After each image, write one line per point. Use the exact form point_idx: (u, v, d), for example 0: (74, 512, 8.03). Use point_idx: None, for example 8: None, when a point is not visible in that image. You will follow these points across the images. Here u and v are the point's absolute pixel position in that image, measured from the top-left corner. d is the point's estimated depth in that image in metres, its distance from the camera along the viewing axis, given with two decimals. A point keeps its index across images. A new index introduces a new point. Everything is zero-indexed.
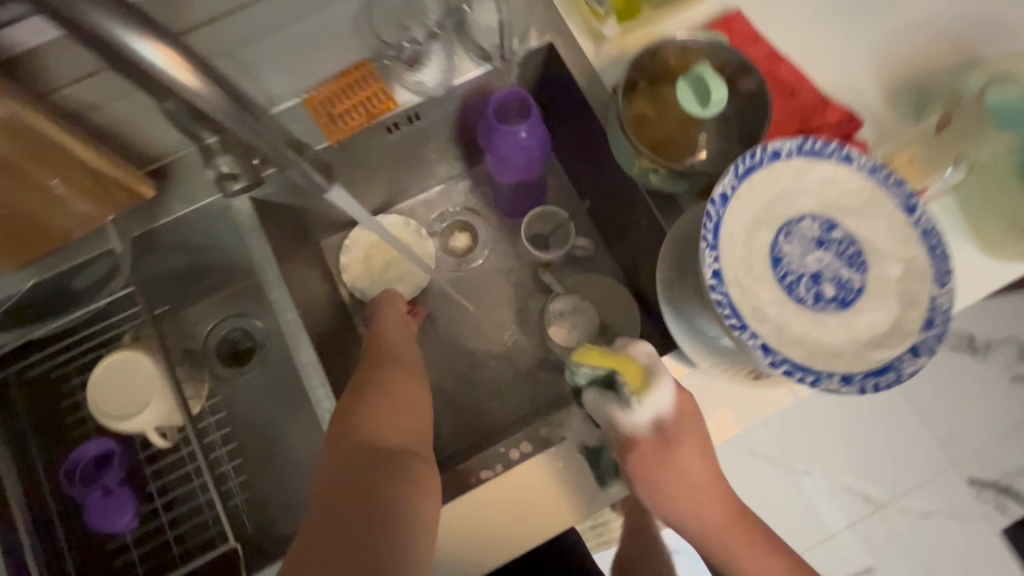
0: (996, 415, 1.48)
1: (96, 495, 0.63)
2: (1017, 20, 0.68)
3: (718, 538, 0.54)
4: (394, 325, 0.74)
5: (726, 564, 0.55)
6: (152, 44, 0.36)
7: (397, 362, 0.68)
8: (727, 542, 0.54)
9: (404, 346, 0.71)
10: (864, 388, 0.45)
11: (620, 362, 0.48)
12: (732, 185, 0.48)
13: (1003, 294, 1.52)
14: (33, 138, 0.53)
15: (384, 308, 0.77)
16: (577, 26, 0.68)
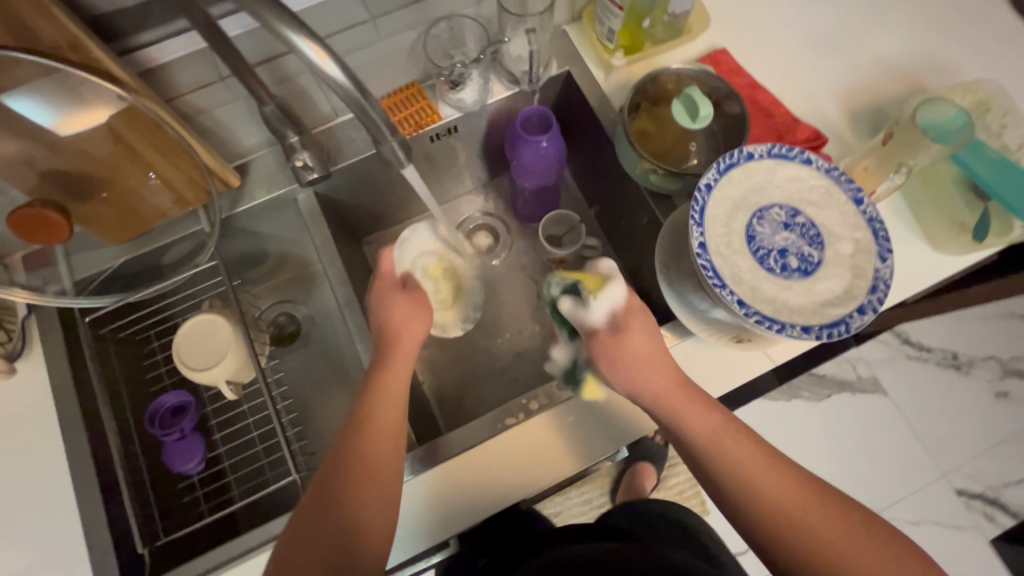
0: (980, 428, 1.55)
1: (174, 436, 0.73)
2: (955, 61, 0.82)
3: (664, 395, 0.57)
4: (399, 363, 0.67)
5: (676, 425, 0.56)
6: (307, 41, 0.42)
7: (377, 448, 0.59)
8: (671, 399, 0.57)
9: (392, 412, 0.62)
10: (820, 336, 0.56)
11: (584, 274, 0.64)
12: (715, 178, 0.61)
13: (983, 314, 1.62)
14: (153, 128, 0.66)
15: (387, 306, 0.72)
16: (591, 58, 0.83)
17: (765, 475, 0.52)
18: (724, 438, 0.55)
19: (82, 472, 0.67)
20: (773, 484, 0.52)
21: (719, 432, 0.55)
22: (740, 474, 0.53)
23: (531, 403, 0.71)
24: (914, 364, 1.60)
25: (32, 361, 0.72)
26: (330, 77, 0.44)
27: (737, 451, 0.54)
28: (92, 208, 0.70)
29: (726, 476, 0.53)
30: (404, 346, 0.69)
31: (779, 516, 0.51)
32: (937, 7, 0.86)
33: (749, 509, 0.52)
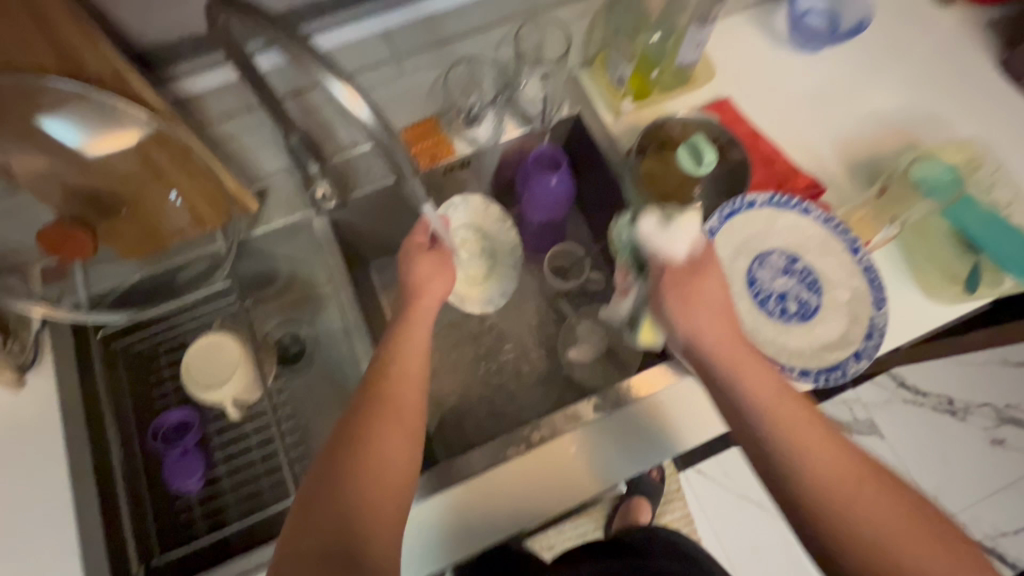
0: (978, 476, 1.55)
1: (175, 454, 0.74)
2: (948, 119, 0.87)
3: (725, 352, 0.56)
4: (412, 337, 0.66)
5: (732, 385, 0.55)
6: (342, 84, 0.44)
7: (391, 425, 0.59)
8: (734, 358, 0.55)
9: (409, 385, 0.62)
10: (818, 380, 0.58)
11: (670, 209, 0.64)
12: (717, 226, 0.64)
13: (978, 360, 1.64)
14: (178, 151, 0.67)
15: (413, 264, 0.72)
16: (601, 103, 0.87)
17: (816, 439, 0.52)
18: (783, 407, 0.53)
19: (81, 487, 0.67)
20: (806, 434, 0.52)
21: (779, 398, 0.54)
22: (793, 435, 0.52)
23: (536, 433, 0.72)
24: (912, 408, 1.61)
25: (42, 373, 0.73)
26: (358, 117, 0.45)
27: (783, 410, 0.53)
28: (113, 226, 0.72)
29: (779, 438, 0.52)
30: (425, 302, 0.69)
31: (811, 461, 0.51)
32: (931, 68, 0.91)
33: (789, 460, 0.51)
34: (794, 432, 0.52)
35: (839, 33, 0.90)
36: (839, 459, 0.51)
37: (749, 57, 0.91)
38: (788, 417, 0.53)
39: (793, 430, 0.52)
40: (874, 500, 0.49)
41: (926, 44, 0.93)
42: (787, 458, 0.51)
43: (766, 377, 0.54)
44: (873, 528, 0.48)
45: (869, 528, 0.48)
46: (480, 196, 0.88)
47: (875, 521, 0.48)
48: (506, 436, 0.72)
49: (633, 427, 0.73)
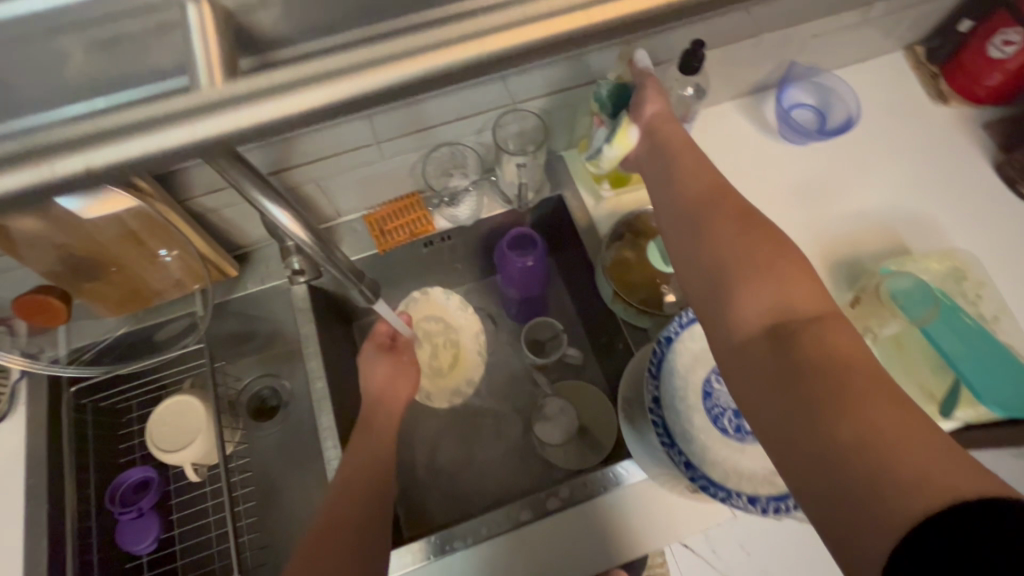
0: None
1: (131, 515, 0.75)
2: (939, 222, 0.85)
3: (688, 208, 0.58)
4: (391, 394, 0.80)
5: (692, 236, 0.56)
6: (281, 207, 0.44)
7: (376, 461, 0.71)
8: (695, 214, 0.57)
9: (374, 478, 0.69)
10: (767, 510, 0.55)
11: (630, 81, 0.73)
12: (676, 331, 0.62)
13: None
14: (163, 225, 0.71)
15: (372, 371, 0.81)
16: (583, 186, 0.88)
17: (765, 281, 0.49)
18: (737, 251, 0.52)
19: (34, 547, 0.69)
20: (719, 208, 0.56)
21: (738, 248, 0.52)
22: (734, 266, 0.51)
23: (490, 528, 0.71)
24: None
25: (15, 425, 0.75)
26: (297, 236, 0.47)
27: (697, 178, 0.61)
28: (96, 285, 0.76)
29: (725, 277, 0.51)
30: (393, 404, 0.79)
31: (752, 301, 0.49)
32: (924, 166, 0.89)
33: (723, 299, 0.51)
34: (709, 218, 0.56)
35: (827, 131, 0.90)
36: (735, 199, 0.57)
37: (737, 145, 0.91)
38: (696, 180, 0.61)
39: (694, 179, 0.61)
40: (776, 268, 0.49)
41: (920, 142, 0.91)
42: (716, 297, 0.51)
43: (688, 165, 0.63)
44: (768, 303, 0.48)
45: (761, 305, 0.48)
46: (440, 286, 0.98)
47: (773, 295, 0.48)
48: (463, 527, 0.71)
49: (595, 528, 0.71)
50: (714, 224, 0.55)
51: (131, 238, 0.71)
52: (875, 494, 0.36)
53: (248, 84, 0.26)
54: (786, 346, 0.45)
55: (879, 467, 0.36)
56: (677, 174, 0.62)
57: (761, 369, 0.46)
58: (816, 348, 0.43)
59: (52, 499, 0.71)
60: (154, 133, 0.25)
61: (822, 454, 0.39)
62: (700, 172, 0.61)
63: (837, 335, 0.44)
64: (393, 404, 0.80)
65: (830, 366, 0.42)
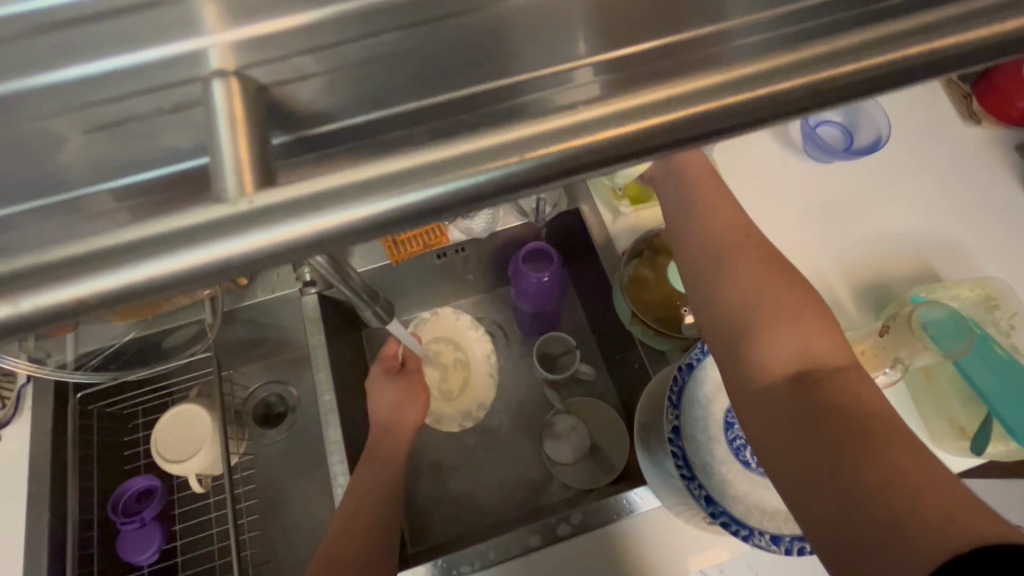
0: None
1: (133, 525, 0.73)
2: (968, 247, 0.82)
3: (714, 242, 0.57)
4: (409, 414, 0.82)
5: (716, 271, 0.56)
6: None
7: (386, 475, 0.73)
8: (722, 247, 0.57)
9: (379, 501, 0.70)
10: (790, 550, 0.52)
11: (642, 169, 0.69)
12: (698, 358, 0.61)
13: None
14: None
15: (377, 397, 0.83)
16: (601, 199, 0.84)
17: (788, 322, 0.50)
18: (761, 292, 0.52)
19: (31, 560, 0.67)
20: (743, 247, 0.56)
21: (761, 288, 0.52)
22: (759, 306, 0.51)
23: (496, 553, 0.69)
24: None
25: (16, 432, 0.74)
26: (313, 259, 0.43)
27: (721, 214, 0.60)
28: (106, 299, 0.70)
29: (750, 315, 0.51)
30: (399, 433, 0.80)
31: (774, 342, 0.49)
32: (952, 188, 0.86)
33: (746, 337, 0.50)
34: (735, 256, 0.56)
35: (854, 150, 0.87)
36: (758, 239, 0.57)
37: (759, 162, 0.89)
38: (719, 215, 0.60)
39: (718, 215, 0.60)
40: (799, 314, 0.50)
41: (949, 163, 0.88)
42: (738, 333, 0.51)
43: (712, 200, 0.61)
44: (788, 351, 0.48)
45: (781, 352, 0.48)
46: (450, 308, 0.99)
47: (793, 343, 0.48)
48: (470, 549, 0.69)
49: (610, 556, 0.68)
50: (736, 267, 0.55)
51: None
52: (895, 541, 0.35)
53: (275, 195, 0.21)
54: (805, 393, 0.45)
55: (903, 518, 0.36)
56: (701, 207, 0.61)
57: (784, 410, 0.45)
58: (836, 397, 0.43)
59: (53, 507, 0.70)
60: (170, 255, 0.20)
61: (847, 502, 0.38)
62: (726, 207, 0.60)
63: (858, 388, 0.44)
64: (407, 426, 0.81)
65: (855, 413, 0.42)
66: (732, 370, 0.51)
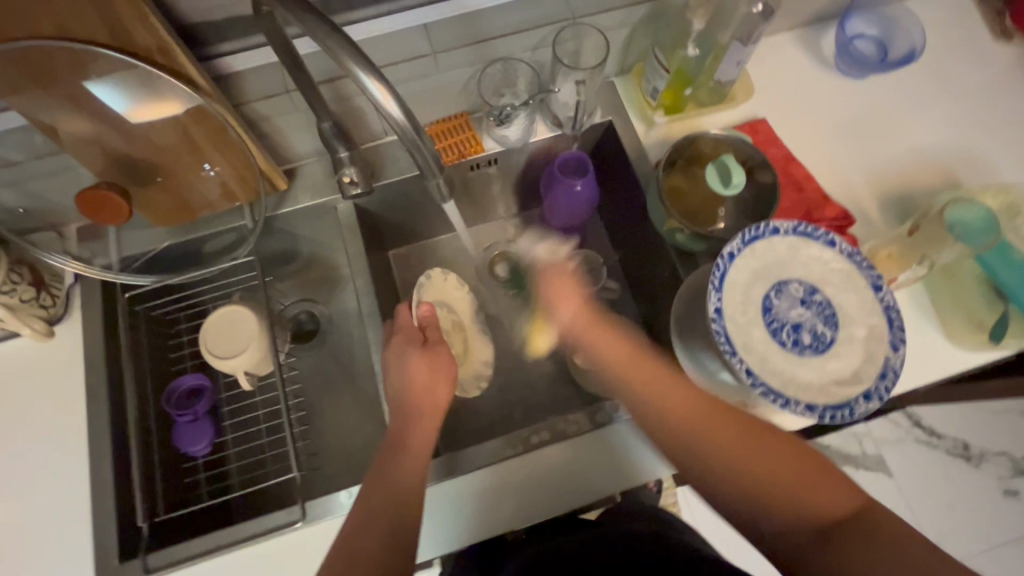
0: (998, 518, 1.42)
1: (187, 417, 0.76)
2: (994, 158, 0.84)
3: (686, 440, 0.60)
4: (439, 387, 0.71)
5: (700, 451, 0.59)
6: (373, 79, 0.43)
7: (407, 447, 0.66)
8: (692, 430, 0.60)
9: (405, 493, 0.62)
10: (824, 417, 0.58)
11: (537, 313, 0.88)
12: (738, 247, 0.63)
13: (1020, 413, 1.48)
14: (212, 121, 0.69)
15: (404, 363, 0.71)
16: (635, 113, 0.87)
17: (777, 468, 0.56)
18: (739, 445, 0.58)
19: (97, 438, 0.71)
20: (705, 423, 0.60)
21: (738, 434, 0.58)
22: (746, 458, 0.57)
23: (514, 448, 0.72)
24: (940, 454, 1.45)
25: (69, 330, 0.77)
26: (389, 114, 0.45)
27: (663, 389, 0.63)
28: (148, 192, 0.75)
29: (746, 475, 0.56)
30: (429, 415, 0.69)
31: (777, 484, 0.55)
32: (979, 104, 0.87)
33: (750, 491, 0.56)
34: (703, 422, 0.60)
35: (888, 62, 0.87)
36: (706, 396, 0.62)
37: (792, 77, 0.89)
38: (666, 391, 0.63)
39: (668, 397, 0.63)
40: (781, 455, 0.57)
41: (978, 80, 0.89)
42: (741, 482, 0.56)
43: (630, 365, 0.67)
44: (796, 508, 0.54)
45: (790, 511, 0.54)
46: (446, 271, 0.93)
47: (800, 502, 0.54)
48: (481, 449, 0.73)
49: (615, 450, 0.73)
50: (708, 447, 0.59)
51: (180, 130, 0.69)
52: None
53: None
54: (842, 550, 0.50)
55: None
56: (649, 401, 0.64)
57: (810, 545, 0.52)
58: (874, 547, 0.50)
59: (111, 396, 0.74)
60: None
61: None
62: (667, 389, 0.63)
63: (847, 499, 0.54)
64: (439, 404, 0.70)
65: (863, 528, 0.51)
66: (747, 521, 0.56)
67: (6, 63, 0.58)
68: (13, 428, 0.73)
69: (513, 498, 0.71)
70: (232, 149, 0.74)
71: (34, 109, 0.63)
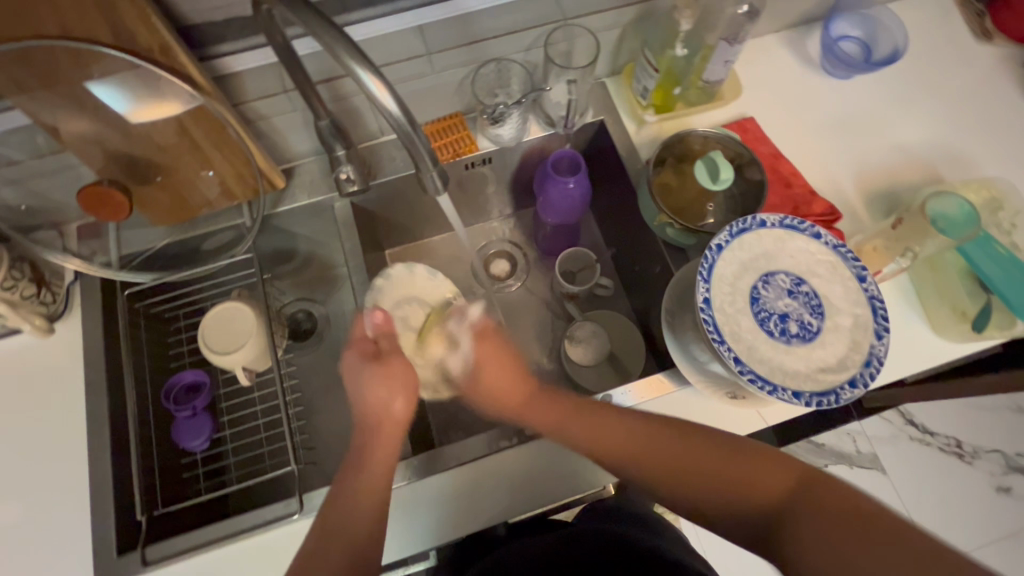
0: (992, 514, 1.43)
1: (186, 413, 0.77)
2: (975, 154, 0.86)
3: (616, 457, 0.62)
4: (399, 400, 0.65)
5: (637, 471, 0.61)
6: (370, 75, 0.44)
7: (378, 459, 0.63)
8: (621, 452, 0.61)
9: (366, 515, 0.59)
10: (810, 403, 0.59)
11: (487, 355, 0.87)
12: (726, 240, 0.64)
13: (1010, 409, 1.50)
14: (211, 120, 0.71)
15: (359, 379, 0.66)
16: (626, 112, 0.88)
17: (711, 467, 0.58)
18: (668, 457, 0.60)
19: (96, 432, 0.72)
20: (644, 455, 0.61)
21: (666, 448, 0.60)
22: (678, 467, 0.59)
23: (509, 439, 0.73)
24: (933, 451, 1.46)
25: (69, 326, 0.78)
26: (384, 108, 0.46)
27: (589, 423, 0.64)
28: (149, 192, 0.76)
29: (688, 484, 0.59)
30: (388, 431, 0.65)
31: (721, 484, 0.58)
32: (961, 102, 0.90)
33: (702, 498, 0.58)
34: (628, 445, 0.62)
35: (872, 62, 0.90)
36: (640, 424, 0.63)
37: (779, 78, 0.91)
38: (596, 430, 0.64)
39: (603, 438, 0.63)
40: (711, 455, 0.59)
41: (960, 80, 0.91)
42: (690, 491, 0.58)
43: (552, 411, 0.67)
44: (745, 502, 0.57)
45: (742, 506, 0.57)
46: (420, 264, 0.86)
47: (744, 497, 0.57)
48: (473, 442, 0.73)
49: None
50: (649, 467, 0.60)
51: (180, 130, 0.71)
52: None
53: None
54: (796, 536, 0.53)
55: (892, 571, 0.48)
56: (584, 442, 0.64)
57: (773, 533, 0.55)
58: (816, 516, 0.53)
59: (111, 391, 0.75)
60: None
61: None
62: (598, 429, 0.63)
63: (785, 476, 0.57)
64: (400, 417, 0.65)
65: (810, 502, 0.54)
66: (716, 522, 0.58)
67: (8, 63, 0.59)
68: (14, 422, 0.73)
69: (500, 497, 0.71)
70: (231, 148, 0.75)
71: (36, 109, 0.65)
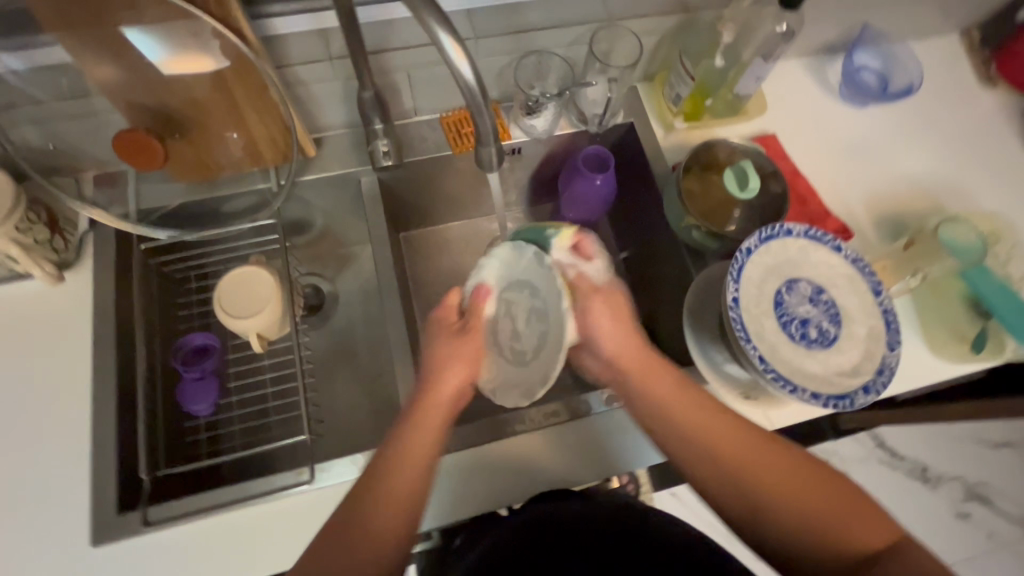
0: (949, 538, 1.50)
1: (193, 374, 0.75)
2: (975, 189, 0.91)
3: (710, 452, 0.60)
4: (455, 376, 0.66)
5: (732, 470, 0.59)
6: (451, 39, 0.45)
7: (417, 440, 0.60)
8: (728, 458, 0.60)
9: (408, 491, 0.57)
10: (828, 405, 0.61)
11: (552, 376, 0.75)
12: (755, 244, 0.67)
13: (972, 441, 1.58)
14: (252, 78, 0.69)
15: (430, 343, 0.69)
16: (655, 117, 0.91)
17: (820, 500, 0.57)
18: (771, 470, 0.59)
19: (101, 388, 0.69)
20: (746, 452, 0.59)
21: (769, 462, 0.59)
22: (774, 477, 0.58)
23: (522, 422, 0.74)
24: (900, 474, 1.53)
25: (78, 276, 0.75)
26: (460, 74, 0.46)
27: (705, 423, 0.62)
28: (177, 147, 0.75)
29: (790, 507, 0.57)
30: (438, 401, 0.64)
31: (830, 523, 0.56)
32: (965, 140, 0.95)
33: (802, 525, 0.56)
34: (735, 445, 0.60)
35: (889, 93, 0.95)
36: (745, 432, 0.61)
37: (801, 100, 0.96)
38: (709, 425, 0.61)
39: (714, 434, 0.61)
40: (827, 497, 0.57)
41: (965, 120, 0.97)
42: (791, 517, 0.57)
43: (667, 398, 0.64)
44: (838, 542, 0.56)
45: (836, 546, 0.55)
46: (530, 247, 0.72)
47: (851, 537, 0.55)
48: (486, 424, 0.74)
49: (609, 436, 0.74)
50: (750, 469, 0.59)
51: (219, 85, 0.69)
52: None
53: None
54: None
55: None
56: (691, 432, 0.62)
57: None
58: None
59: (119, 347, 0.72)
60: None
61: None
62: (723, 433, 0.60)
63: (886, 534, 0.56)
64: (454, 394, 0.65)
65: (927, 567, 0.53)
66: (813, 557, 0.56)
67: None
68: (14, 372, 0.70)
69: (522, 483, 0.71)
70: (269, 108, 0.74)
71: (76, 47, 0.63)
